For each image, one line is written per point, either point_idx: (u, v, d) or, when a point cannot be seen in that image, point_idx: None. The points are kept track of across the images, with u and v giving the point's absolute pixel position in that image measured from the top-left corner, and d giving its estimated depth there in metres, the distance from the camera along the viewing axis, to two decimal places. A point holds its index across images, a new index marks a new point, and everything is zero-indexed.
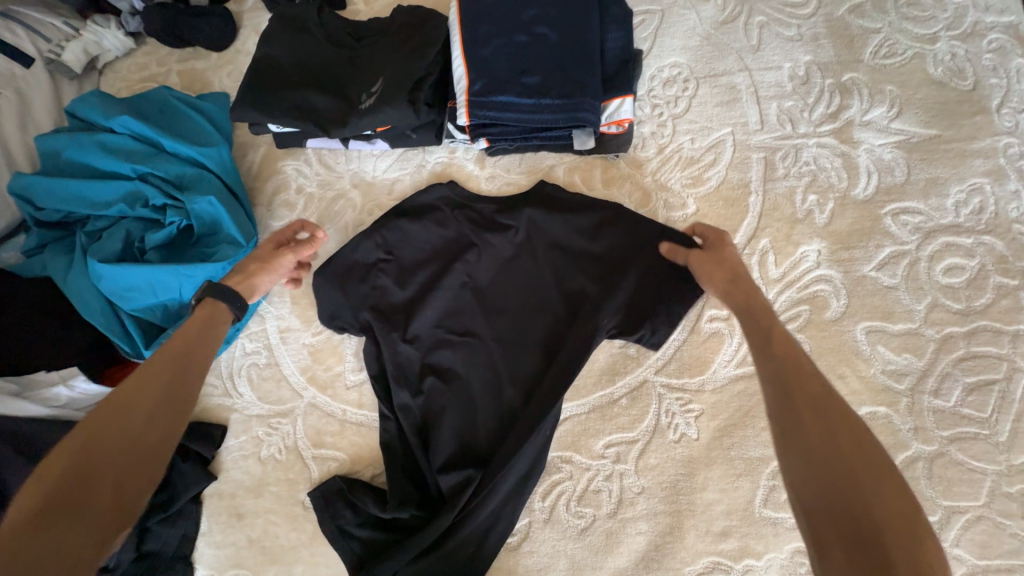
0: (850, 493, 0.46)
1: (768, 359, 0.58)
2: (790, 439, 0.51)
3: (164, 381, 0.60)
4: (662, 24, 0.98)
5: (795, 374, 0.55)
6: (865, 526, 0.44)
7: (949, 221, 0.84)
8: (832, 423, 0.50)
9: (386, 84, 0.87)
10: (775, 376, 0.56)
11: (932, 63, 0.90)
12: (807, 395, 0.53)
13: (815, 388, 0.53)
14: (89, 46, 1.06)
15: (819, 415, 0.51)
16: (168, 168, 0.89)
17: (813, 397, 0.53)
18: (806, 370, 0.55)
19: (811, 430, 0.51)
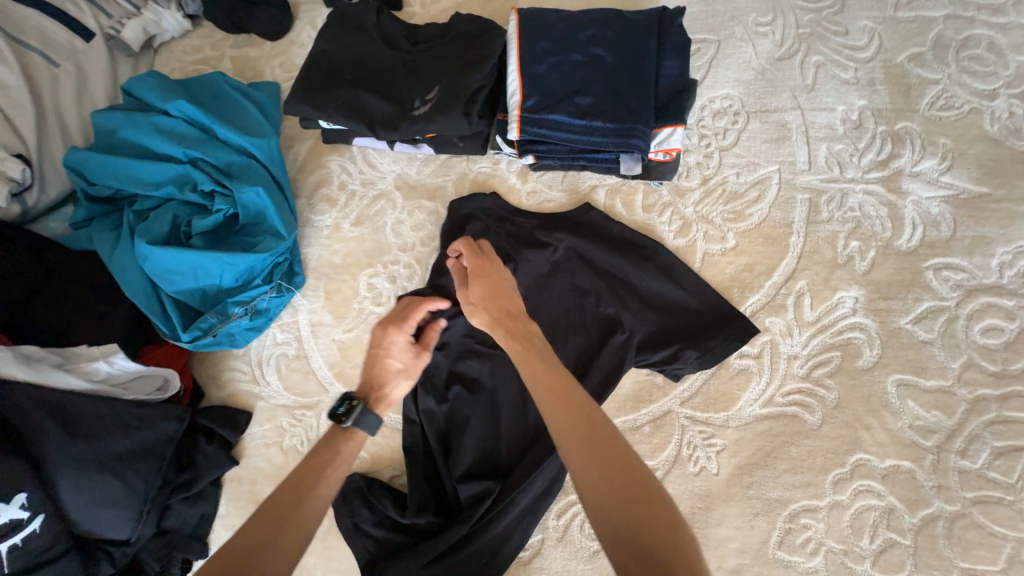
0: (625, 503, 0.52)
1: (543, 402, 0.62)
2: (580, 476, 0.55)
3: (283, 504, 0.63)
4: (718, 55, 0.98)
5: (563, 408, 0.60)
6: (642, 526, 0.50)
7: (992, 281, 0.83)
8: (602, 445, 0.56)
9: (442, 93, 0.88)
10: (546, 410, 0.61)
11: (989, 119, 0.89)
12: (576, 415, 0.59)
13: (579, 417, 0.59)
14: (148, 25, 1.08)
15: (589, 439, 0.57)
16: (218, 155, 0.90)
17: (582, 427, 0.58)
18: (573, 398, 0.61)
19: (588, 463, 0.55)
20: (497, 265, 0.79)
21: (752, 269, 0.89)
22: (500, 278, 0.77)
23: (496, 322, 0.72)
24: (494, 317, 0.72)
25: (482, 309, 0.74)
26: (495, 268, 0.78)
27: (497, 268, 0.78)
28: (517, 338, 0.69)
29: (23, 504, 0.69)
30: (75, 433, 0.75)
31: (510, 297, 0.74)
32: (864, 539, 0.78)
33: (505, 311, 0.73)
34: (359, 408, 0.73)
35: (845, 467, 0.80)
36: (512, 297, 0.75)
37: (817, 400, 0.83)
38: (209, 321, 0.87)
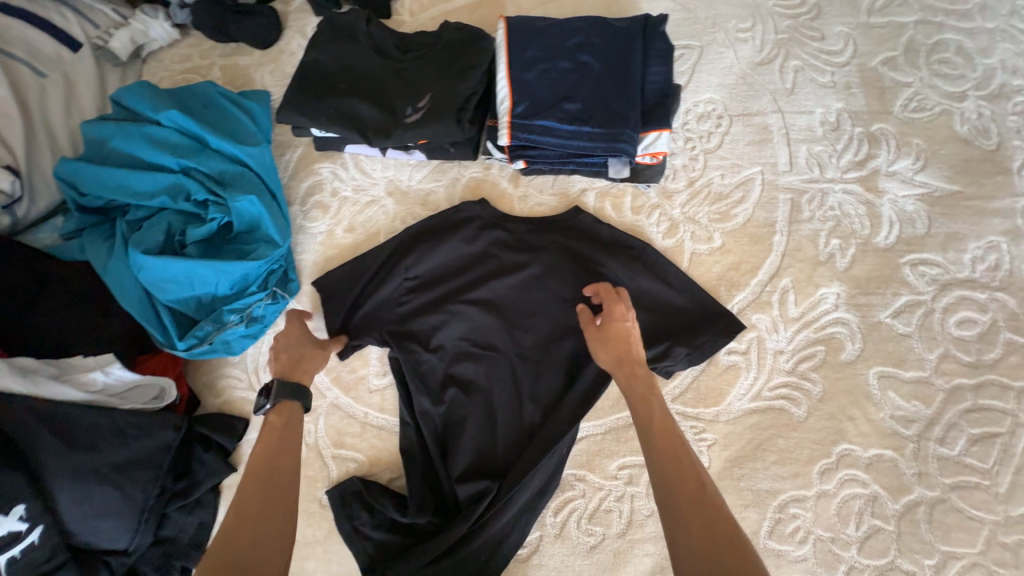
0: None
1: (655, 461, 0.63)
2: (681, 547, 0.56)
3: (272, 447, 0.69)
4: (700, 60, 1.01)
5: (678, 474, 0.60)
6: None
7: (965, 275, 0.87)
8: (712, 523, 0.56)
9: (433, 101, 0.90)
10: (661, 471, 0.61)
11: (959, 120, 0.93)
12: (688, 487, 0.59)
13: (692, 486, 0.59)
14: (136, 35, 1.07)
15: (698, 511, 0.57)
16: (211, 164, 0.90)
17: (694, 500, 0.58)
18: (687, 466, 0.61)
19: (693, 535, 0.56)
20: (626, 309, 0.76)
21: (738, 267, 0.92)
22: (624, 323, 0.75)
23: (616, 366, 0.73)
24: (612, 362, 0.73)
25: (603, 348, 0.75)
26: (623, 312, 0.76)
27: (622, 312, 0.76)
28: (636, 386, 0.69)
29: (22, 514, 0.69)
30: (72, 444, 0.75)
31: (630, 343, 0.74)
32: (850, 526, 0.81)
33: (631, 359, 0.72)
34: (275, 385, 0.74)
35: (831, 457, 0.83)
36: (633, 345, 0.74)
37: (803, 393, 0.86)
38: (205, 329, 0.88)
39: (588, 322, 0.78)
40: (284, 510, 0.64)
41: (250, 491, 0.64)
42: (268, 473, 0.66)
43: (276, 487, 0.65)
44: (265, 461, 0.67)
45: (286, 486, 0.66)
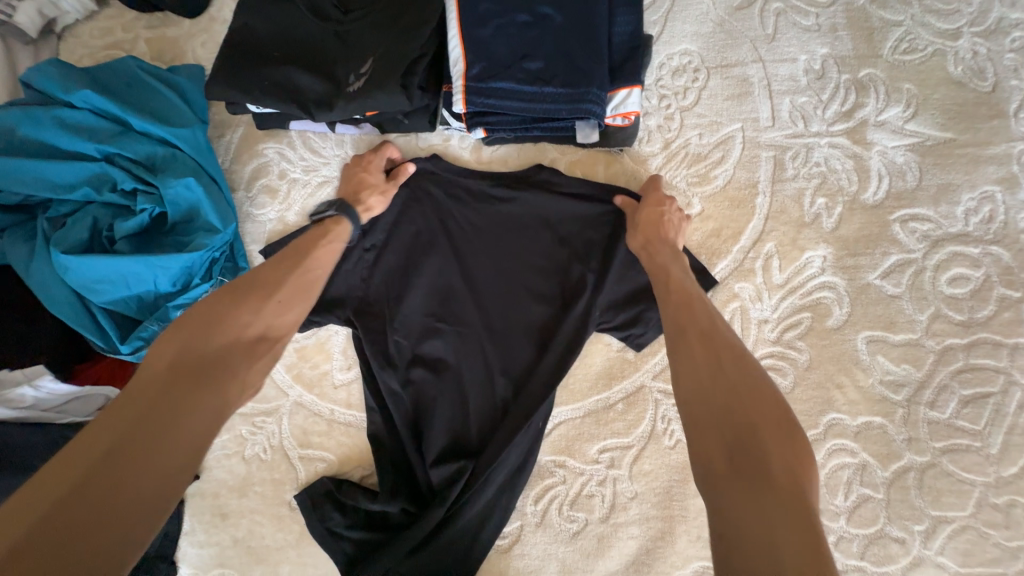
0: (736, 408, 0.53)
1: (671, 310, 0.66)
2: (688, 373, 0.58)
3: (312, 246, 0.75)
4: (674, 7, 0.92)
5: (691, 316, 0.63)
6: (748, 433, 0.52)
7: (958, 230, 0.82)
8: (719, 351, 0.58)
9: (378, 66, 0.80)
10: (677, 315, 0.65)
11: (952, 61, 0.86)
12: (699, 328, 0.61)
13: (707, 327, 0.61)
14: (44, 7, 0.94)
15: (708, 345, 0.59)
16: (137, 149, 0.82)
17: (707, 335, 0.60)
18: (702, 312, 0.63)
19: (699, 360, 0.58)
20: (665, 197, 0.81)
21: (720, 234, 0.86)
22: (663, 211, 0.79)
23: (642, 247, 0.76)
24: (638, 244, 0.77)
25: (634, 232, 0.78)
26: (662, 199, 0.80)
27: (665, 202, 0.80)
28: (659, 255, 0.73)
29: None
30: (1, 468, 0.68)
31: (659, 223, 0.78)
32: (839, 497, 0.78)
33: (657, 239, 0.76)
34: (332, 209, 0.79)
35: (819, 427, 0.79)
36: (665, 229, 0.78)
37: (789, 363, 0.82)
38: (150, 329, 0.81)
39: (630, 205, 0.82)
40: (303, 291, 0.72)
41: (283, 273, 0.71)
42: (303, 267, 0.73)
43: (304, 279, 0.72)
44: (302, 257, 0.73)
45: (314, 278, 0.73)
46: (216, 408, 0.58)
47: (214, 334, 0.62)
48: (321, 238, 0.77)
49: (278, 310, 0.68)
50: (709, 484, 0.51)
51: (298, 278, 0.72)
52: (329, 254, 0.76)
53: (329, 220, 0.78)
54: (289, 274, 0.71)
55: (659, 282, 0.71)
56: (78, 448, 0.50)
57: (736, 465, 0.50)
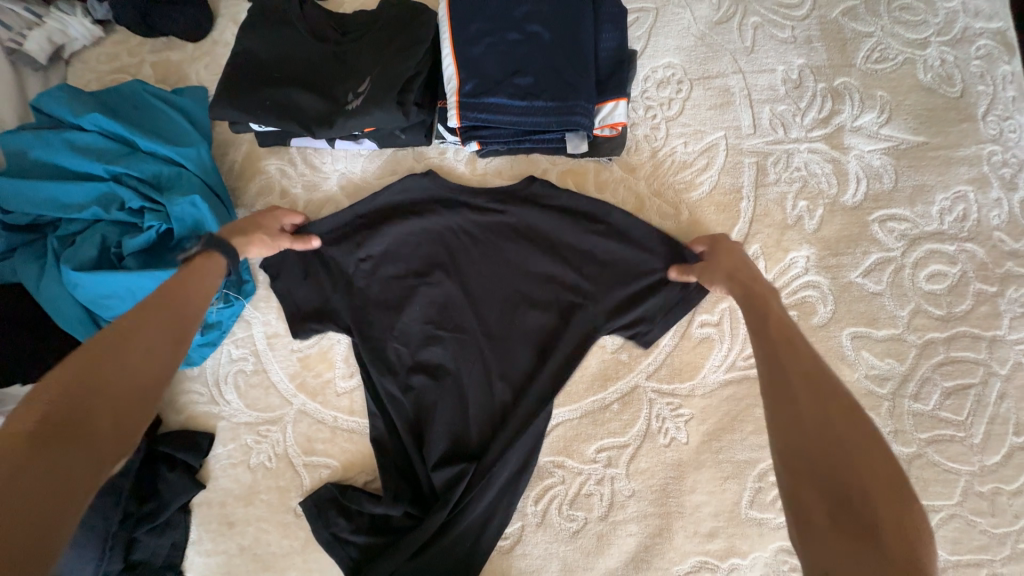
0: (837, 460, 0.50)
1: (767, 346, 0.63)
2: (790, 416, 0.55)
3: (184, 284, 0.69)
4: (657, 23, 0.96)
5: (789, 356, 0.60)
6: (852, 491, 0.48)
7: (934, 229, 0.85)
8: (824, 395, 0.55)
9: (375, 85, 0.84)
10: (772, 353, 0.62)
11: (922, 69, 0.90)
12: (798, 370, 0.58)
13: (809, 368, 0.58)
14: (53, 35, 0.99)
15: (812, 389, 0.56)
16: (144, 168, 0.85)
17: (812, 378, 0.57)
18: (804, 353, 0.60)
19: (804, 404, 0.55)
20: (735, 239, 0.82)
21: None
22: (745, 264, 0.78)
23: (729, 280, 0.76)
24: (724, 280, 0.76)
25: (715, 266, 0.78)
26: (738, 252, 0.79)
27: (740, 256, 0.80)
28: (760, 289, 0.71)
29: None
30: None
31: (745, 271, 0.77)
32: None
33: (747, 277, 0.75)
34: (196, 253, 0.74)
35: None
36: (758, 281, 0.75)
37: None
38: None
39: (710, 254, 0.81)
40: (176, 331, 0.64)
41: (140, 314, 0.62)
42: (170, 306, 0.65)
43: (177, 319, 0.65)
44: (169, 297, 0.66)
45: (186, 320, 0.66)
46: (87, 477, 0.48)
47: (87, 388, 0.53)
48: (185, 276, 0.70)
49: (148, 356, 0.59)
50: (808, 540, 0.48)
51: (167, 319, 0.64)
52: (199, 292, 0.70)
53: (195, 256, 0.73)
54: (153, 314, 0.63)
55: (754, 314, 0.68)
56: None
57: (838, 522, 0.47)
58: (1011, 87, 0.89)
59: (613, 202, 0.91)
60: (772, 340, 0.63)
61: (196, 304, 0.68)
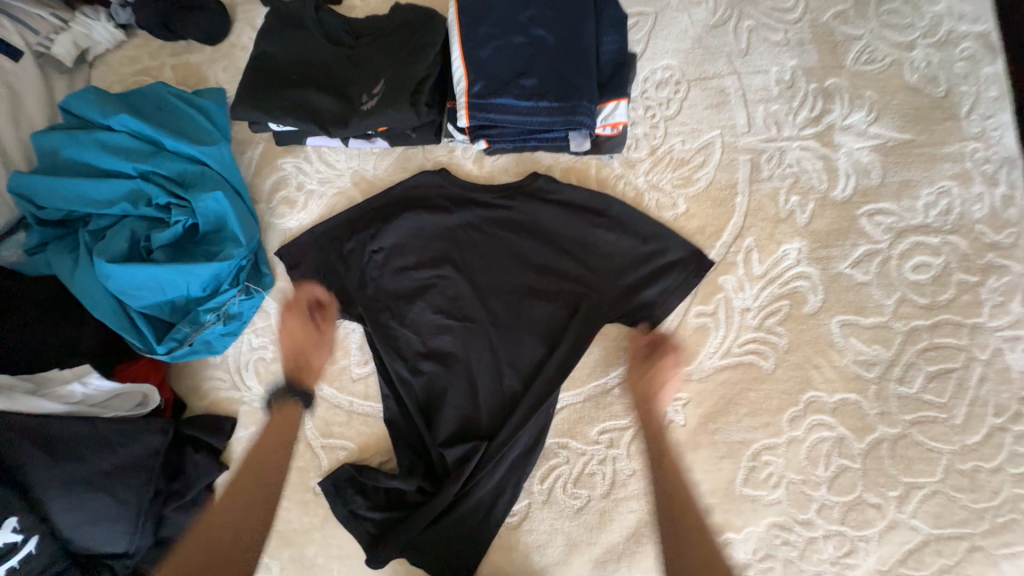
0: None
1: (659, 476, 0.84)
2: (674, 534, 0.80)
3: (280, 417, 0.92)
4: (655, 26, 1.01)
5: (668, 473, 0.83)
6: None
7: (919, 222, 0.90)
8: (705, 558, 0.79)
9: (389, 86, 0.89)
10: (660, 468, 0.84)
11: (908, 70, 0.95)
12: (679, 509, 0.82)
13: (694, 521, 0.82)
14: (79, 38, 1.04)
15: (693, 528, 0.81)
16: (169, 167, 0.89)
17: (698, 526, 0.81)
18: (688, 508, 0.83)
19: (688, 552, 0.79)
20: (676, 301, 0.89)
21: (704, 231, 0.94)
22: (659, 386, 0.87)
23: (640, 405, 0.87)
24: (640, 390, 0.88)
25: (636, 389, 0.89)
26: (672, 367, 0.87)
27: (668, 374, 0.87)
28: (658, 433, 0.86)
29: (15, 527, 0.70)
30: (54, 457, 0.75)
31: (660, 389, 0.87)
32: (819, 467, 0.85)
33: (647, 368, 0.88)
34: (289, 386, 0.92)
35: (799, 405, 0.87)
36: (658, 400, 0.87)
37: (770, 347, 0.89)
38: (183, 331, 0.89)
39: (637, 363, 0.89)
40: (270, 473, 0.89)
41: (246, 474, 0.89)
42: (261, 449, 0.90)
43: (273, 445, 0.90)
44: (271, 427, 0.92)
45: (284, 437, 0.91)
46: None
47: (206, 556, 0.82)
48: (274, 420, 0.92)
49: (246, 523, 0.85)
50: None
51: (258, 474, 0.89)
52: (288, 417, 0.92)
53: (276, 412, 0.92)
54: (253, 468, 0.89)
55: (653, 446, 0.86)
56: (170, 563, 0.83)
57: None
58: (993, 87, 0.93)
59: (615, 196, 0.96)
60: (661, 465, 0.84)
61: (293, 412, 0.92)
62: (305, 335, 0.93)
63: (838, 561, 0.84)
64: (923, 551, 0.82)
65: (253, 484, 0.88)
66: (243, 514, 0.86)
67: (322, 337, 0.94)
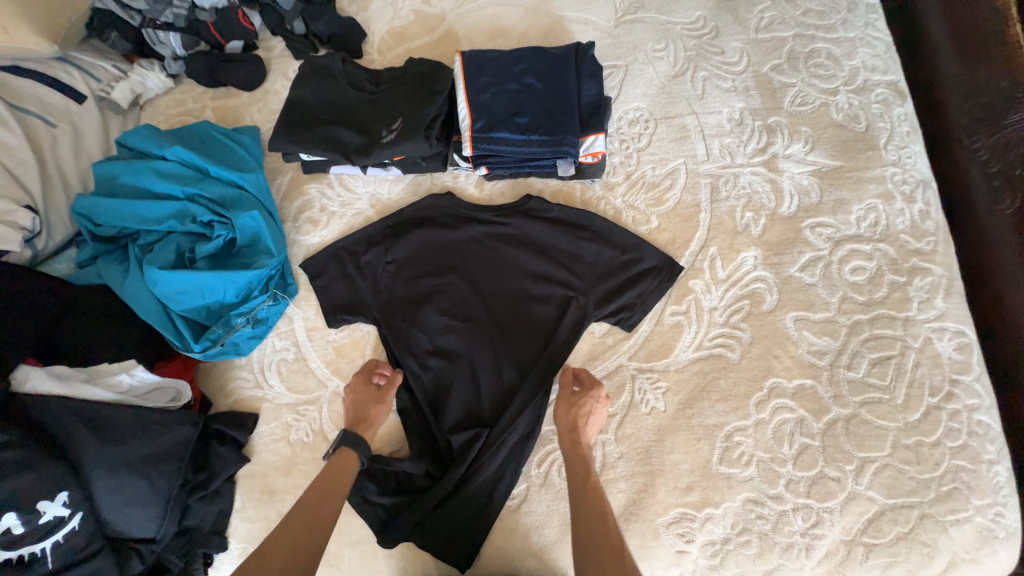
0: None
1: (580, 499, 0.84)
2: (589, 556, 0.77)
3: (315, 500, 0.83)
4: (627, 76, 1.21)
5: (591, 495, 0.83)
6: None
7: (853, 232, 1.07)
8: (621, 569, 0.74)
9: (405, 123, 1.05)
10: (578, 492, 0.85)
11: (834, 110, 1.15)
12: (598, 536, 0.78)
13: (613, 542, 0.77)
14: (135, 86, 1.21)
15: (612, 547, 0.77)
16: (213, 190, 1.03)
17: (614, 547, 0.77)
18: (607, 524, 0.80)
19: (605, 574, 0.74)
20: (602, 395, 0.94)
21: (674, 242, 1.09)
22: (584, 421, 0.92)
23: (568, 435, 0.92)
24: (567, 425, 0.92)
25: (565, 410, 0.94)
26: (595, 399, 0.93)
27: (591, 408, 0.93)
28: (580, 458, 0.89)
29: (65, 501, 0.77)
30: (105, 439, 0.83)
31: (587, 422, 0.92)
32: (784, 445, 0.96)
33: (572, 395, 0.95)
34: (344, 433, 0.91)
35: (763, 390, 0.99)
36: (583, 435, 0.92)
37: (735, 341, 1.03)
38: (217, 332, 0.99)
39: (563, 398, 0.95)
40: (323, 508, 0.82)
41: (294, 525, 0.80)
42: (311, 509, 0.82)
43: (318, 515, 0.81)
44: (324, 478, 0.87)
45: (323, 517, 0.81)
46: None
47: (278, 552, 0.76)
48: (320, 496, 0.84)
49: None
50: None
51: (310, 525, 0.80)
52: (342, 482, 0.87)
53: (342, 446, 0.91)
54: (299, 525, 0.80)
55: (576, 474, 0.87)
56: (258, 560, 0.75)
57: None
58: (904, 123, 1.14)
59: (598, 213, 1.12)
60: (582, 489, 0.85)
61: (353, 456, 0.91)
62: (365, 390, 0.99)
63: (808, 532, 0.93)
64: (880, 520, 0.92)
65: (305, 534, 0.79)
66: (282, 563, 0.75)
67: (383, 400, 0.98)
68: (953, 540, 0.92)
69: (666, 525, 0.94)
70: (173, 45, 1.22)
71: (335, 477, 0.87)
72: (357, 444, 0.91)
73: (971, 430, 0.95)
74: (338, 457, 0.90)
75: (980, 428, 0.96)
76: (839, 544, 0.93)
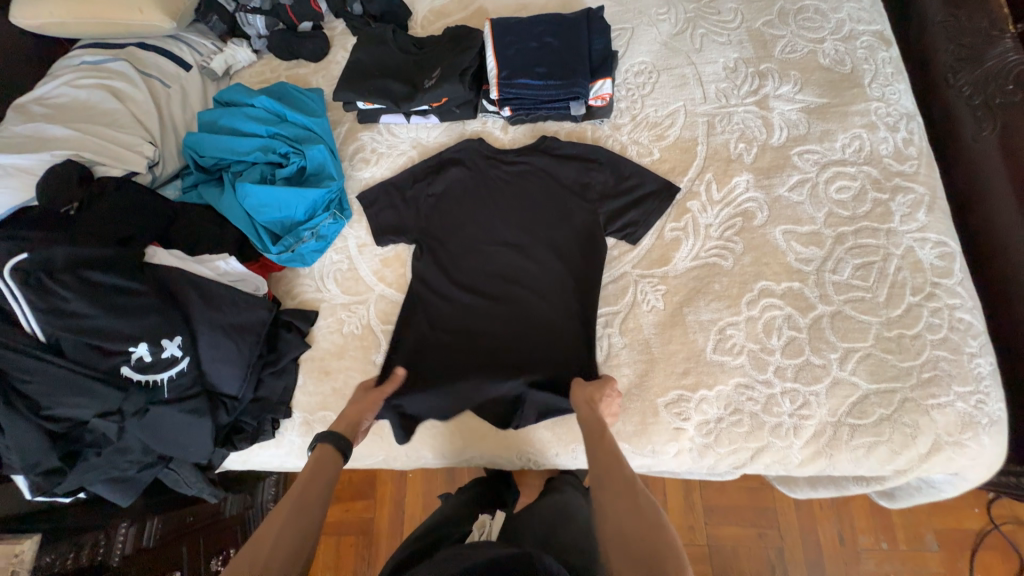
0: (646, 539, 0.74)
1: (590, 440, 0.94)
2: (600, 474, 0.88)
3: (301, 486, 0.92)
4: (633, 36, 1.39)
5: (601, 438, 0.93)
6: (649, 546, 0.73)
7: (838, 157, 1.19)
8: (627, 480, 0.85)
9: (443, 72, 1.27)
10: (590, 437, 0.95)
11: (822, 56, 1.29)
12: (609, 460, 0.89)
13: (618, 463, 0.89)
14: (228, 58, 1.49)
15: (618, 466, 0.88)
16: (289, 130, 1.28)
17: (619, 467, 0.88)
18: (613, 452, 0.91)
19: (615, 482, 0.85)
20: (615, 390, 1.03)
21: (674, 170, 1.24)
22: (600, 399, 1.01)
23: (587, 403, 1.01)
24: (584, 399, 1.01)
25: (583, 388, 1.03)
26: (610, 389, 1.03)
27: (605, 392, 1.02)
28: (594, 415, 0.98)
29: (179, 343, 1.00)
30: (208, 304, 1.06)
31: (604, 401, 1.01)
32: (773, 337, 1.07)
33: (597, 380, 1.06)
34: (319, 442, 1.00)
35: (754, 291, 1.11)
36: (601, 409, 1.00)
37: (729, 251, 1.15)
38: (290, 241, 1.22)
39: (575, 384, 1.05)
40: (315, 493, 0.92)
41: (284, 504, 0.89)
42: (298, 496, 0.90)
43: (308, 499, 0.90)
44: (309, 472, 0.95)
45: (313, 505, 0.90)
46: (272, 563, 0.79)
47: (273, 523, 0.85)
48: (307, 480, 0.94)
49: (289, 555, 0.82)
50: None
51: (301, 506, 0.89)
52: (322, 477, 0.95)
53: (318, 448, 0.99)
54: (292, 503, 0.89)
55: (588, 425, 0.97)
56: (265, 530, 0.84)
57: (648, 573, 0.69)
58: (887, 65, 1.25)
59: (606, 149, 1.28)
60: (593, 434, 0.95)
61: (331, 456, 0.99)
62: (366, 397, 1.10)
63: (795, 413, 1.03)
64: (864, 403, 1.01)
65: (299, 510, 0.88)
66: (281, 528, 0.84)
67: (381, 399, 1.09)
68: (936, 422, 0.99)
69: (665, 405, 1.06)
70: (258, 25, 1.50)
71: (319, 469, 0.96)
72: (337, 439, 1.00)
73: (953, 325, 1.03)
74: (315, 453, 0.99)
75: (962, 324, 1.03)
76: (826, 425, 1.02)
